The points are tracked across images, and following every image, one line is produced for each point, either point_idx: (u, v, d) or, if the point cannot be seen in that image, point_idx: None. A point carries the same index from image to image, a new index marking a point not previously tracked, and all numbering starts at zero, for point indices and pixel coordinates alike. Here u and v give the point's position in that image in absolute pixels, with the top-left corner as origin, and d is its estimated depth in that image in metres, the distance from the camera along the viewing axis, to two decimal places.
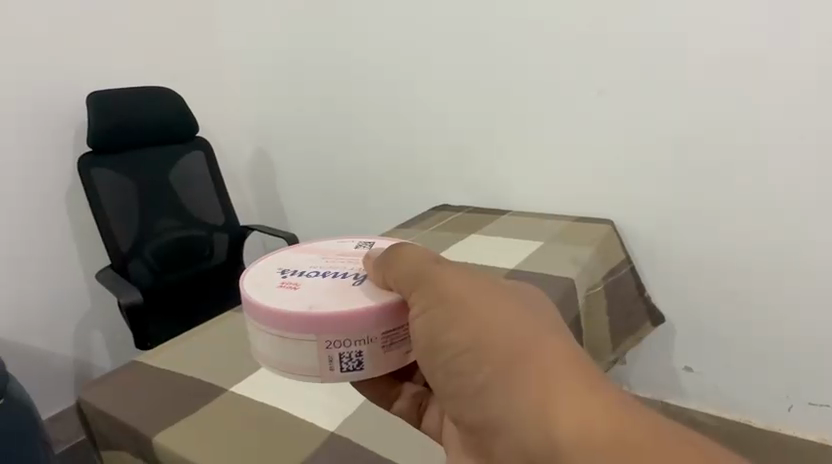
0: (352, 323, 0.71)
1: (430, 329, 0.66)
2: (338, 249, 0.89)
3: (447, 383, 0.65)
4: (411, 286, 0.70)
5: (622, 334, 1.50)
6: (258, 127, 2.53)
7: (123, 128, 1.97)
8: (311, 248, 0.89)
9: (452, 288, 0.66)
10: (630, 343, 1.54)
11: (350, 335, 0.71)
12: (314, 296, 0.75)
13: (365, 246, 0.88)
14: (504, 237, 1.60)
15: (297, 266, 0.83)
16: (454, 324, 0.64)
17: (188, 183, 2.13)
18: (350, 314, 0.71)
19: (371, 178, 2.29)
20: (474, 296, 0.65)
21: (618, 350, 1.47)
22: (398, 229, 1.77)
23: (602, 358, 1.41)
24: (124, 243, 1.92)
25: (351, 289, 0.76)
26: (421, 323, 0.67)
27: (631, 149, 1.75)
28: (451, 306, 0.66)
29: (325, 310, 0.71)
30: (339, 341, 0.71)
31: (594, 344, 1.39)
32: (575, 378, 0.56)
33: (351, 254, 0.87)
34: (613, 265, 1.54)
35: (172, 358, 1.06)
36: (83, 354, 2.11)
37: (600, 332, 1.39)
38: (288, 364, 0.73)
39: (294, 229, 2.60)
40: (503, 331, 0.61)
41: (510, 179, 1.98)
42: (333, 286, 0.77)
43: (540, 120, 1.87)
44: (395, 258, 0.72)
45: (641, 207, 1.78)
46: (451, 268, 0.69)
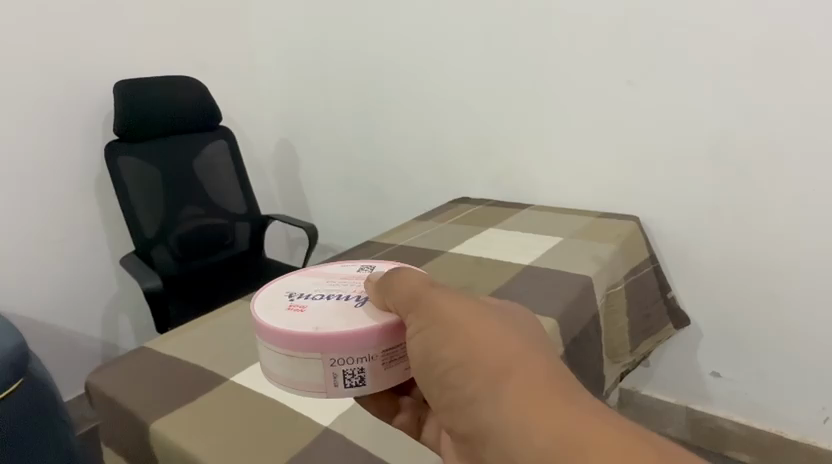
0: (355, 341, 0.73)
1: (424, 346, 0.69)
2: (339, 273, 0.92)
3: (440, 397, 0.67)
4: (407, 306, 0.72)
5: (643, 335, 1.44)
6: (283, 118, 2.54)
7: (151, 119, 2.01)
8: (316, 271, 0.93)
9: (445, 310, 0.69)
10: (650, 342, 1.48)
11: (354, 353, 0.73)
12: (320, 317, 0.77)
13: (366, 270, 0.91)
14: (522, 232, 1.55)
15: (303, 289, 0.87)
16: (447, 341, 0.67)
17: (211, 171, 2.15)
18: (354, 333, 0.73)
19: (389, 169, 2.27)
20: (464, 316, 0.68)
21: (638, 352, 1.41)
22: (414, 221, 1.73)
23: (617, 361, 1.35)
24: (149, 229, 1.95)
25: (353, 309, 0.79)
26: (416, 341, 0.70)
27: (655, 146, 1.68)
28: (444, 325, 0.68)
29: (330, 330, 0.74)
30: (343, 359, 0.74)
31: (609, 339, 1.32)
32: (556, 396, 0.59)
33: (353, 276, 0.90)
34: (636, 263, 1.47)
35: (181, 345, 1.07)
36: (110, 336, 2.18)
37: (616, 333, 1.34)
38: (294, 381, 0.75)
39: (315, 220, 2.61)
40: (494, 348, 0.64)
41: (528, 174, 1.93)
42: (338, 307, 0.79)
43: (559, 115, 1.81)
44: (392, 279, 0.75)
45: (666, 205, 1.70)
46: (445, 291, 0.72)
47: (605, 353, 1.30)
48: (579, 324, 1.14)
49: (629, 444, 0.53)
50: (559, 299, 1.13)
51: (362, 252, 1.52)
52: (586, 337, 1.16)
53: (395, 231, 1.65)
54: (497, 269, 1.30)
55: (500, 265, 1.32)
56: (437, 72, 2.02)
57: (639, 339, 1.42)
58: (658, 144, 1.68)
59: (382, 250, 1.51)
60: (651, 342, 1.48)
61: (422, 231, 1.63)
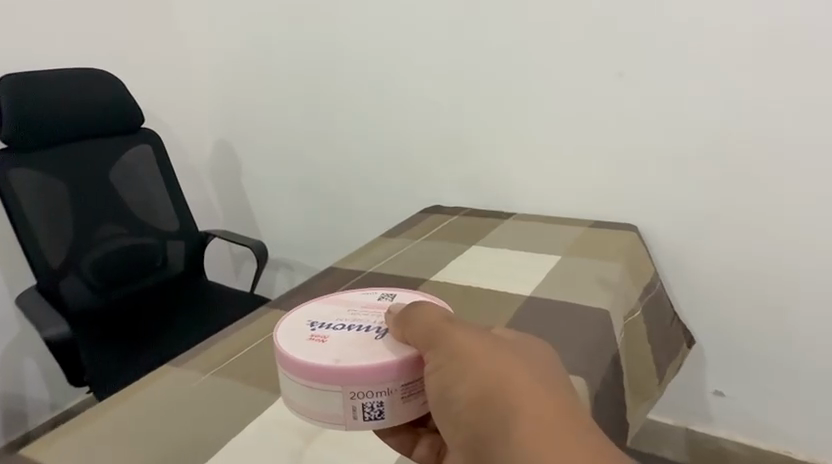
0: (375, 371, 0.64)
1: (439, 386, 0.61)
2: (360, 299, 0.79)
3: (454, 440, 0.60)
4: (424, 342, 0.64)
5: (666, 362, 1.26)
6: (221, 118, 2.20)
7: (54, 123, 1.64)
8: (336, 297, 0.79)
9: (463, 344, 0.62)
10: (674, 370, 1.30)
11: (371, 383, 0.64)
12: (338, 344, 0.68)
13: (388, 298, 0.78)
14: (515, 249, 1.33)
15: (325, 318, 0.74)
16: (462, 379, 0.60)
17: (133, 182, 1.80)
18: (376, 362, 0.64)
19: (351, 174, 1.99)
20: (483, 351, 0.61)
21: (664, 383, 1.23)
22: (384, 238, 1.47)
23: (646, 397, 1.17)
24: (55, 258, 1.59)
25: (368, 343, 0.68)
26: (432, 380, 0.62)
27: (650, 146, 1.50)
28: (460, 360, 0.61)
29: (351, 362, 0.64)
30: (360, 390, 0.64)
31: (633, 372, 1.14)
32: (586, 439, 0.53)
33: (374, 304, 0.77)
34: (646, 281, 1.30)
35: (88, 443, 0.79)
36: (14, 387, 1.77)
37: (639, 366, 1.15)
38: (309, 410, 0.66)
39: (265, 232, 2.28)
40: (515, 387, 0.57)
41: (509, 179, 1.72)
42: (359, 336, 0.69)
43: (543, 116, 1.61)
44: (412, 315, 0.67)
45: (671, 214, 1.53)
46: (466, 325, 0.65)
47: (633, 388, 1.12)
48: (600, 375, 0.93)
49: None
50: (566, 346, 0.93)
51: (324, 282, 1.24)
52: (605, 386, 0.96)
53: (361, 252, 1.39)
54: (491, 303, 1.07)
55: (494, 295, 1.10)
56: (406, 68, 1.76)
57: (665, 368, 1.26)
58: (656, 145, 1.50)
59: (350, 278, 1.24)
60: (674, 369, 1.31)
61: (394, 252, 1.37)
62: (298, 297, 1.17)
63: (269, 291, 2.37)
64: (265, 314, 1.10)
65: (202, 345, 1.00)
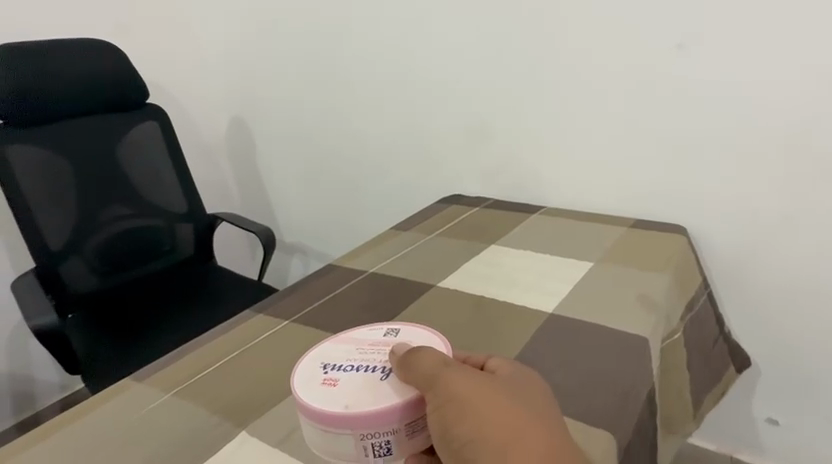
0: (375, 415, 0.55)
1: (444, 429, 0.53)
2: (365, 337, 0.68)
3: None
4: (425, 381, 0.55)
5: (702, 390, 1.06)
6: (234, 95, 2.07)
7: (51, 99, 1.55)
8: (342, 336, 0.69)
9: (465, 387, 0.54)
10: (713, 398, 1.10)
11: (375, 427, 0.55)
12: (340, 389, 0.58)
13: (395, 335, 0.67)
14: (540, 252, 1.16)
15: (335, 359, 0.64)
16: (473, 424, 0.52)
17: (139, 161, 1.70)
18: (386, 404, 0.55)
19: (366, 157, 1.84)
20: (487, 394, 0.55)
21: (698, 416, 1.03)
22: (394, 232, 1.33)
23: (674, 431, 0.96)
24: (56, 240, 1.50)
25: (378, 385, 0.58)
26: (437, 425, 0.54)
27: (704, 140, 1.29)
28: (466, 402, 0.53)
29: (358, 409, 0.55)
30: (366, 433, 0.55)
31: (663, 405, 0.94)
32: None
33: (380, 342, 0.66)
34: (692, 296, 1.10)
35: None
36: (22, 368, 1.75)
37: (674, 397, 0.96)
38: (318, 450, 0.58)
39: (280, 216, 2.17)
40: (529, 430, 0.53)
41: (538, 167, 1.53)
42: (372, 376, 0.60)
43: (575, 105, 1.41)
44: (412, 358, 0.57)
45: (726, 217, 1.32)
46: (463, 367, 0.58)
47: (663, 424, 0.92)
48: (635, 423, 0.73)
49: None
50: (576, 384, 0.76)
51: (320, 281, 1.10)
52: (640, 435, 0.76)
53: (366, 249, 1.24)
54: (506, 323, 0.91)
55: (510, 310, 0.94)
56: (420, 48, 1.59)
57: (700, 398, 1.05)
58: (714, 136, 1.27)
59: (350, 279, 1.10)
60: (713, 397, 1.10)
61: (402, 250, 1.22)
62: (290, 298, 1.04)
63: (285, 276, 2.27)
64: (249, 320, 0.97)
65: (170, 357, 0.88)
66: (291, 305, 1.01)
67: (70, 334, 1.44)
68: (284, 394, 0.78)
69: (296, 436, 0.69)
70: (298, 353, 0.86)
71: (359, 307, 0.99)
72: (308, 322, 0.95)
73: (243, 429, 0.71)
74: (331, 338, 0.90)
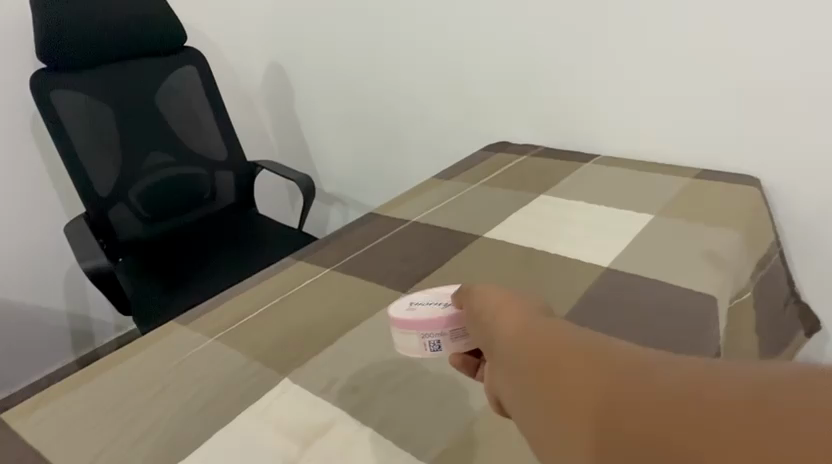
0: (425, 323, 0.59)
1: (481, 310, 0.53)
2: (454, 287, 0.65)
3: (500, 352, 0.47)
4: (463, 292, 0.57)
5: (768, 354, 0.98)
6: (272, 38, 2.01)
7: (92, 45, 1.53)
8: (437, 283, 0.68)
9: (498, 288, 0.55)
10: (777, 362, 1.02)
11: (424, 331, 0.59)
12: (416, 302, 0.63)
13: None
14: (595, 203, 1.08)
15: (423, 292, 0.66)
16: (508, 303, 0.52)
17: (179, 106, 1.68)
18: (452, 310, 0.59)
19: (408, 102, 1.76)
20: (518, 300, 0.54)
21: None
22: (437, 181, 1.27)
23: None
24: (102, 186, 1.53)
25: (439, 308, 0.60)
26: (475, 310, 0.53)
27: (788, 78, 1.16)
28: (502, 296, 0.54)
29: (415, 315, 0.60)
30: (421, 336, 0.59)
31: None
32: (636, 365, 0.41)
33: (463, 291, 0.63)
34: (764, 254, 1.01)
35: (64, 420, 0.67)
36: (79, 308, 1.84)
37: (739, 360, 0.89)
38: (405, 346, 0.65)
39: (319, 165, 2.14)
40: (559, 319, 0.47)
41: (593, 113, 1.42)
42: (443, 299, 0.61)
43: (639, 44, 1.29)
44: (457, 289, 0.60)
45: (803, 169, 1.20)
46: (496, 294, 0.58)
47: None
48: None
49: (706, 392, 0.32)
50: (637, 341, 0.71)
51: (361, 230, 1.07)
52: None
53: (408, 197, 1.19)
54: (559, 278, 0.85)
55: (562, 264, 0.89)
56: None
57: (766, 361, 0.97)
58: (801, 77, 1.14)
59: (392, 228, 1.06)
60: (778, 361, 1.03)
61: (446, 200, 1.16)
62: (331, 246, 1.02)
63: (325, 226, 2.26)
64: (289, 267, 0.96)
65: (212, 303, 0.88)
66: (331, 254, 0.99)
67: (120, 279, 1.48)
68: (327, 341, 0.76)
69: (337, 386, 0.68)
70: (338, 300, 0.85)
71: (402, 257, 0.96)
72: (349, 271, 0.93)
73: (286, 376, 0.70)
74: (373, 287, 0.87)
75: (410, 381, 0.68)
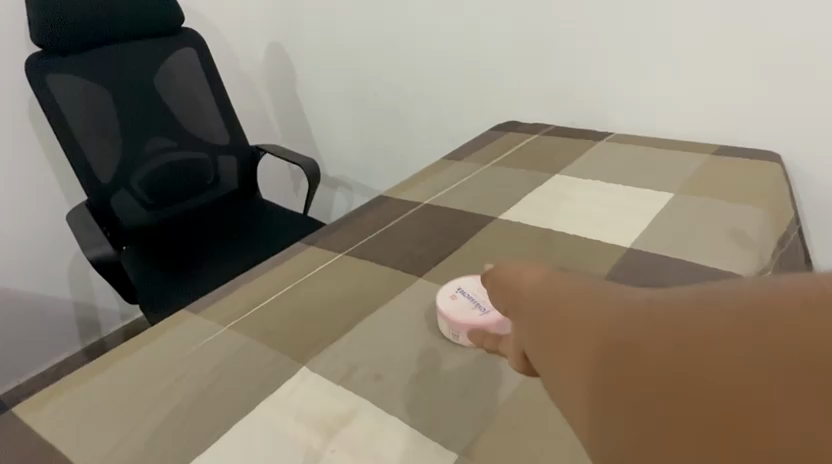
0: (458, 321, 0.69)
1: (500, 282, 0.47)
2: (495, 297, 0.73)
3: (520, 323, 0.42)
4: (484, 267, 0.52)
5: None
6: (272, 18, 1.95)
7: (81, 28, 1.48)
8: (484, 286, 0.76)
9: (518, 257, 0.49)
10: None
11: (453, 326, 0.69)
12: (461, 299, 0.73)
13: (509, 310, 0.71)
14: (610, 182, 1.05)
15: (469, 291, 0.74)
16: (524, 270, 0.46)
17: (179, 90, 1.64)
18: (484, 321, 0.68)
19: (413, 82, 1.71)
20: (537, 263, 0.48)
21: None
22: (447, 162, 1.24)
23: None
24: (103, 172, 1.50)
25: (474, 315, 0.69)
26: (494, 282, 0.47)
27: (807, 48, 1.12)
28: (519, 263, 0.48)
29: (453, 312, 0.70)
30: (449, 327, 0.70)
31: None
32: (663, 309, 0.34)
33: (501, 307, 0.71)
34: (785, 232, 0.98)
35: (78, 412, 0.65)
36: (85, 297, 1.83)
37: None
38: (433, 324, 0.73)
39: (322, 148, 2.10)
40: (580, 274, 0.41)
41: (606, 90, 1.38)
42: (485, 304, 0.71)
43: (656, 17, 1.24)
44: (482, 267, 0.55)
45: (825, 144, 1.17)
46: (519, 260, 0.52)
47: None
48: None
49: (728, 334, 0.27)
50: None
51: (372, 214, 1.04)
52: None
53: (417, 180, 1.16)
54: (579, 260, 0.83)
55: (582, 245, 0.86)
56: None
57: None
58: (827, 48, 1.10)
59: (403, 211, 1.03)
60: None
61: (457, 181, 1.13)
62: (342, 231, 0.99)
63: (329, 211, 2.23)
64: (300, 253, 0.93)
65: (223, 290, 0.86)
66: (342, 238, 0.96)
67: (125, 267, 1.46)
68: (345, 327, 0.74)
69: (358, 374, 0.66)
70: (353, 286, 0.83)
71: (416, 240, 0.93)
72: (363, 256, 0.90)
73: (304, 365, 0.69)
74: (388, 272, 0.85)
75: (432, 368, 0.66)
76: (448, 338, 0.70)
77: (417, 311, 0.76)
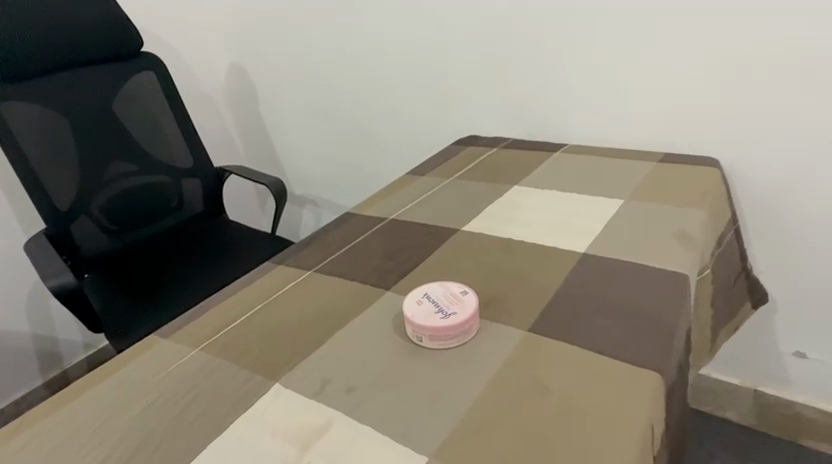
0: (422, 325, 0.72)
1: None
2: (460, 302, 0.76)
3: None
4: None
5: (721, 325, 1.04)
6: (235, 38, 1.96)
7: (37, 54, 1.45)
8: (452, 292, 0.79)
9: None
10: (728, 332, 1.08)
11: (416, 328, 0.73)
12: (427, 306, 0.76)
13: (471, 316, 0.74)
14: (564, 191, 1.11)
15: (437, 298, 0.77)
16: None
17: (139, 114, 1.63)
18: (443, 325, 0.72)
19: (378, 99, 1.75)
20: None
21: (716, 348, 1.02)
22: (411, 178, 1.27)
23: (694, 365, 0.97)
24: (62, 200, 1.46)
25: (436, 320, 0.73)
26: None
27: (773, 51, 1.17)
28: None
29: (418, 317, 0.73)
30: (413, 330, 0.73)
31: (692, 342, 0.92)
32: None
33: (465, 312, 0.74)
34: (721, 232, 1.05)
35: (48, 444, 0.65)
36: (44, 329, 1.76)
37: (699, 333, 0.95)
38: (398, 328, 0.77)
39: (287, 167, 2.11)
40: None
41: (560, 102, 1.45)
42: (450, 309, 0.74)
43: (609, 33, 1.32)
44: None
45: (763, 149, 1.26)
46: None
47: None
48: (675, 365, 0.71)
49: None
50: (617, 323, 0.73)
51: (340, 231, 1.06)
52: (678, 377, 0.74)
53: (382, 196, 1.19)
54: (538, 266, 0.87)
55: (540, 252, 0.91)
56: None
57: (720, 330, 1.04)
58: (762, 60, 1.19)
59: (370, 227, 1.06)
60: (729, 332, 1.09)
61: (421, 196, 1.17)
62: (309, 248, 1.01)
63: (295, 230, 2.23)
64: (268, 273, 0.94)
65: (193, 313, 0.86)
66: (311, 256, 0.98)
67: (88, 296, 1.43)
68: (316, 342, 0.76)
69: (331, 388, 0.68)
70: (321, 302, 0.85)
71: (384, 254, 0.96)
72: (332, 272, 0.92)
73: (277, 381, 0.70)
74: (356, 287, 0.87)
75: (401, 378, 0.68)
76: (417, 347, 0.73)
77: (386, 323, 0.78)
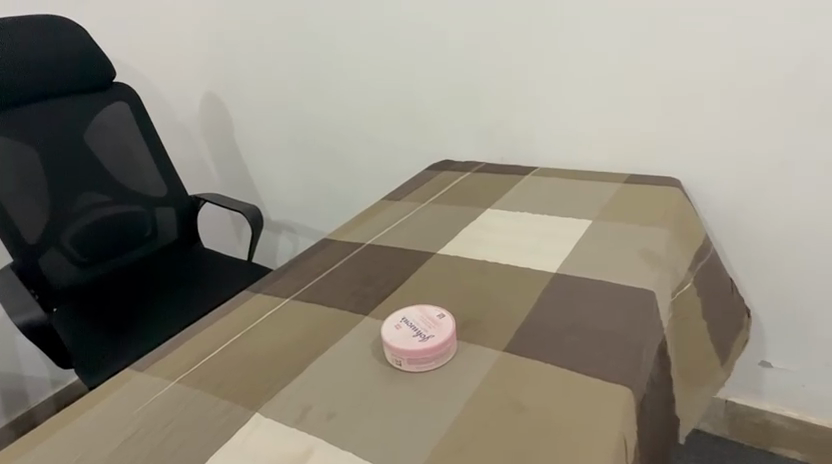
0: (401, 350, 0.74)
1: None
2: (437, 325, 0.78)
3: None
4: None
5: (729, 338, 1.08)
6: (210, 68, 1.98)
7: (5, 86, 1.44)
8: (429, 315, 0.80)
9: None
10: (739, 345, 1.12)
11: (396, 353, 0.74)
12: (406, 330, 0.77)
13: (449, 338, 0.75)
14: (536, 213, 1.15)
15: (415, 322, 0.79)
16: None
17: (111, 144, 1.62)
18: (422, 348, 0.73)
19: (354, 126, 1.78)
20: None
21: (729, 362, 1.06)
22: (387, 203, 1.29)
23: (703, 378, 1.00)
24: (30, 233, 1.43)
25: (414, 343, 0.74)
26: None
27: (724, 79, 1.26)
28: None
29: (398, 341, 0.75)
30: (393, 354, 0.75)
31: (683, 356, 0.96)
32: None
33: (442, 334, 0.76)
34: (697, 247, 1.11)
35: None
36: (10, 366, 1.70)
37: (692, 346, 0.98)
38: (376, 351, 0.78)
39: (264, 193, 2.11)
40: None
41: (529, 127, 1.51)
42: (428, 332, 0.76)
43: (573, 61, 1.39)
44: None
45: (720, 168, 1.33)
46: None
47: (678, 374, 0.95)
48: (645, 379, 0.74)
49: None
50: (589, 339, 0.76)
51: (318, 257, 1.07)
52: (651, 389, 0.77)
53: (358, 222, 1.21)
54: (513, 287, 0.90)
55: (514, 273, 0.93)
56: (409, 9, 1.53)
57: (730, 344, 1.08)
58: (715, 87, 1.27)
59: (348, 252, 1.07)
60: (739, 344, 1.13)
61: (397, 221, 1.19)
62: (287, 276, 1.01)
63: (271, 256, 2.22)
64: (247, 301, 0.94)
65: (170, 345, 0.85)
66: (289, 283, 0.99)
67: (58, 330, 1.39)
68: (295, 370, 0.76)
69: (311, 414, 0.68)
70: (300, 329, 0.85)
71: (362, 280, 0.97)
72: (310, 298, 0.93)
73: (257, 410, 0.70)
74: (334, 313, 0.88)
75: (381, 402, 0.69)
76: (395, 371, 0.74)
77: (364, 347, 0.79)
